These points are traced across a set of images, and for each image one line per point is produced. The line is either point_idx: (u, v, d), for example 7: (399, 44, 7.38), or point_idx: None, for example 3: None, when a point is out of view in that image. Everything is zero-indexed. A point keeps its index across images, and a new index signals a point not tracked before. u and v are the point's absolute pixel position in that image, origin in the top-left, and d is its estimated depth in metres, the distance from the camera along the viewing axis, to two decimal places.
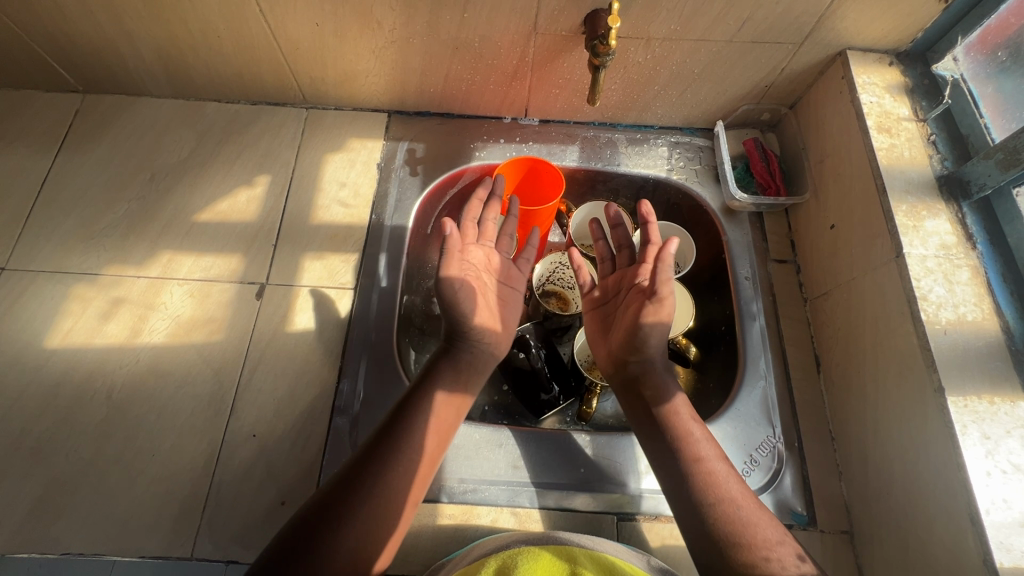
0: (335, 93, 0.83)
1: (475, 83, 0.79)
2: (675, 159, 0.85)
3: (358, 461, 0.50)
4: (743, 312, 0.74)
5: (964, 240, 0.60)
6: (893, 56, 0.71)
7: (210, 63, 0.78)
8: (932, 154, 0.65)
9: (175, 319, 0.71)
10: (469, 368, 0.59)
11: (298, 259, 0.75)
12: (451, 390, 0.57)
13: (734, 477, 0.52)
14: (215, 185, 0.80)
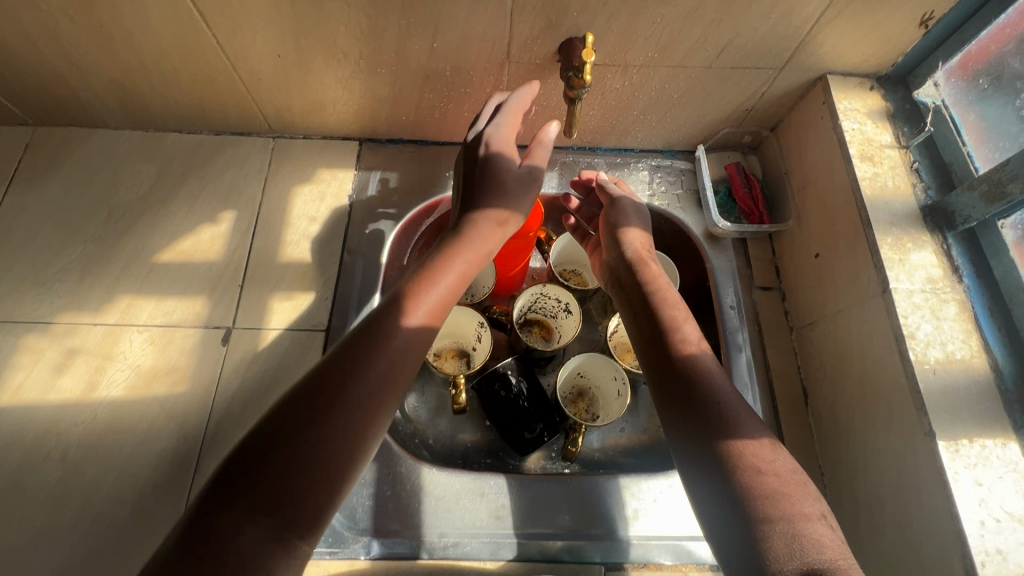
0: (302, 122, 0.79)
1: (449, 111, 0.76)
2: (656, 184, 0.83)
3: (280, 435, 0.41)
4: (729, 343, 0.72)
5: (951, 272, 0.58)
6: (874, 80, 0.70)
7: (168, 94, 0.74)
8: (916, 183, 0.63)
9: (135, 368, 0.67)
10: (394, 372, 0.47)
11: (267, 300, 0.72)
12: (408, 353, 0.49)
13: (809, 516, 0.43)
14: (177, 222, 0.76)
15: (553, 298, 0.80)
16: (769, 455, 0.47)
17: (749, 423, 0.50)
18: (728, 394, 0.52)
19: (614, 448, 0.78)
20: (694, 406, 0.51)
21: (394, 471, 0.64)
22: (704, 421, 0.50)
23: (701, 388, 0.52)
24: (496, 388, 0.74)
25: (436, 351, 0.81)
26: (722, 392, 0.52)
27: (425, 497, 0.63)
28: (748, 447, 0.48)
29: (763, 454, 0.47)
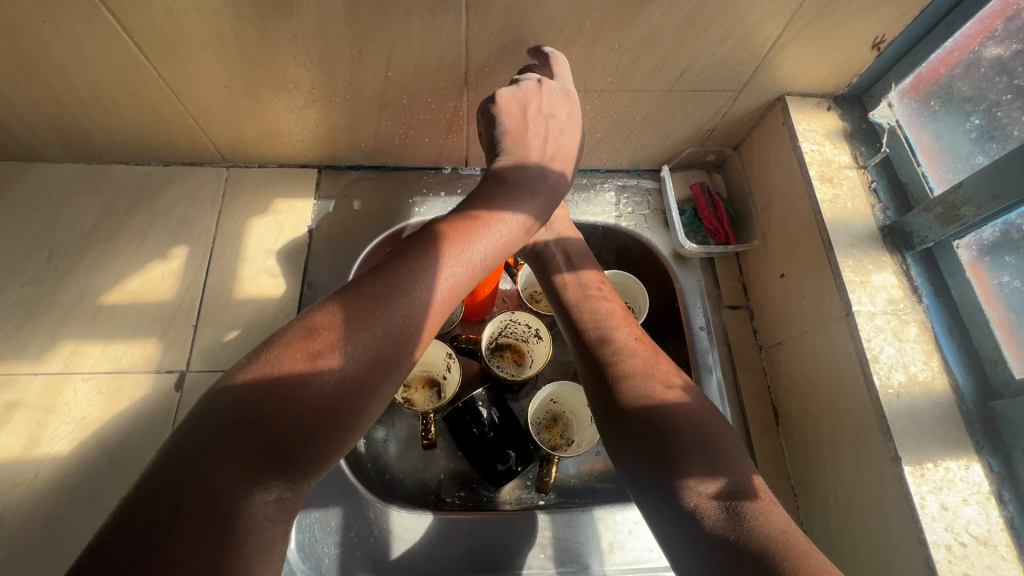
0: (257, 151, 0.76)
1: (409, 137, 0.74)
2: (623, 205, 0.82)
3: (215, 432, 0.35)
4: (699, 365, 0.71)
5: (911, 292, 0.59)
6: (831, 100, 0.71)
7: (110, 127, 0.70)
8: (874, 203, 0.64)
9: (80, 421, 0.63)
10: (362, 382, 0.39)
11: (222, 340, 0.69)
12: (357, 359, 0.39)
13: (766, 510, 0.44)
14: (124, 260, 0.72)
15: (523, 324, 0.78)
16: (720, 481, 0.45)
17: (701, 449, 0.47)
18: (674, 422, 0.49)
19: (591, 472, 0.76)
20: (639, 443, 0.49)
21: (361, 516, 0.62)
22: (654, 456, 0.48)
23: (646, 423, 0.50)
24: (466, 421, 0.72)
25: (405, 382, 0.77)
26: (672, 421, 0.49)
27: (395, 542, 0.61)
28: (697, 477, 0.45)
29: (714, 483, 0.45)
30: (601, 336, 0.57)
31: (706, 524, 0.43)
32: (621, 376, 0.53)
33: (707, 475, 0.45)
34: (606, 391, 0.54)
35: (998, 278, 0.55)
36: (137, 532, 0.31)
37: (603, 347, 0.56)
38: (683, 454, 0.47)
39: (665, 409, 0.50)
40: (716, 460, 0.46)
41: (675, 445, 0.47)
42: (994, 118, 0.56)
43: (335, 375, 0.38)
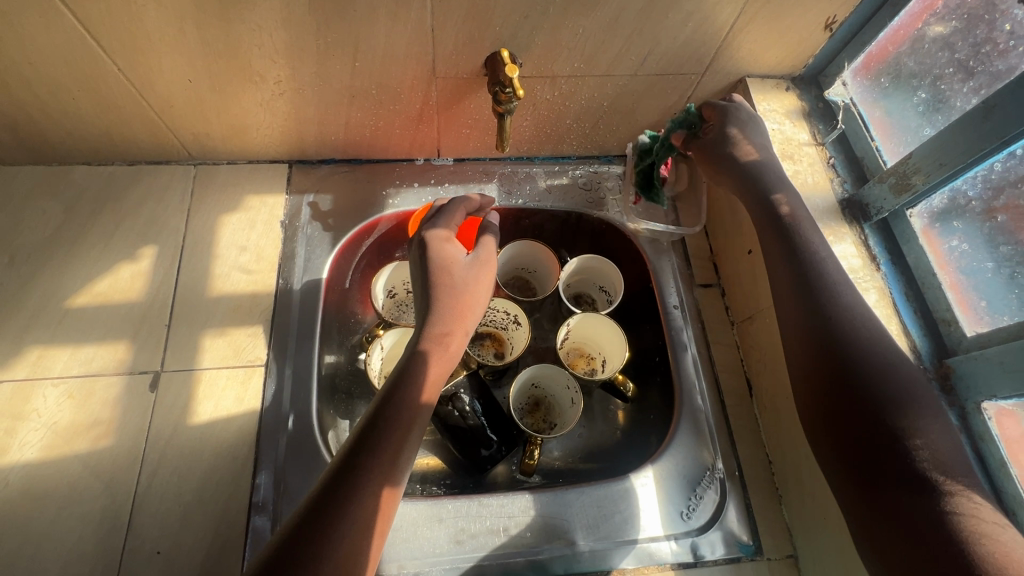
0: (225, 147, 0.75)
1: (380, 129, 0.74)
2: (595, 191, 0.83)
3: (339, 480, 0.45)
4: (674, 343, 0.74)
5: (869, 261, 0.62)
6: (789, 81, 0.73)
7: (70, 126, 0.68)
8: (833, 177, 0.67)
9: (51, 427, 0.62)
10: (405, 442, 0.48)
11: (196, 339, 0.68)
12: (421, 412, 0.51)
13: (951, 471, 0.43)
14: (90, 263, 0.70)
15: (502, 311, 0.79)
16: (948, 446, 0.44)
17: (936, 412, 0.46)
18: (875, 387, 0.47)
19: (575, 455, 0.77)
20: (843, 394, 0.48)
21: None
22: (851, 413, 0.47)
23: (856, 378, 0.48)
24: (448, 410, 0.71)
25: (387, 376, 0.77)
26: (878, 369, 0.48)
27: None
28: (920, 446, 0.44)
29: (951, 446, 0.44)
30: (825, 279, 0.54)
31: (905, 488, 0.43)
32: (836, 325, 0.51)
33: (915, 439, 0.44)
34: (807, 339, 0.52)
35: (949, 243, 0.58)
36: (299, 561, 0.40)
37: (826, 293, 0.53)
38: (896, 420, 0.45)
39: (869, 379, 0.47)
40: (937, 425, 0.45)
41: (892, 408, 0.46)
42: (939, 91, 0.59)
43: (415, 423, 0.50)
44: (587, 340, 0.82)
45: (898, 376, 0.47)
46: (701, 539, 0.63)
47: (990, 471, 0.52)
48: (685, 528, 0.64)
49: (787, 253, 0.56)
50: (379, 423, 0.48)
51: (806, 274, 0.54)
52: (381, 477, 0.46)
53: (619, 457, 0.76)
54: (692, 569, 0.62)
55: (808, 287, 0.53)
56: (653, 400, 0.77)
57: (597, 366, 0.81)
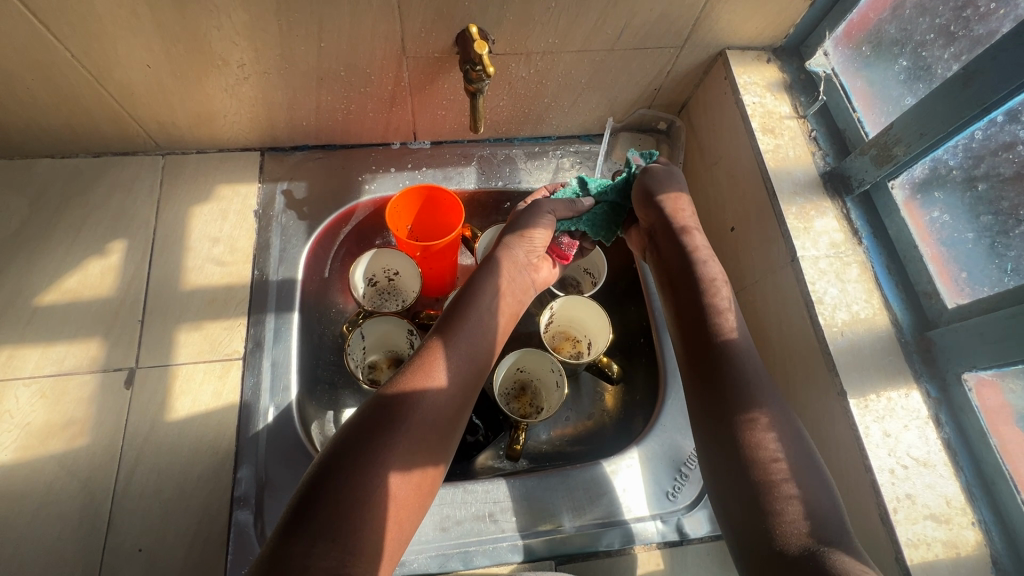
0: (192, 136, 0.73)
1: (352, 113, 0.72)
2: (576, 171, 0.82)
3: (342, 469, 0.44)
4: (658, 322, 0.74)
5: (851, 235, 0.61)
6: (770, 53, 0.71)
7: (27, 117, 0.66)
8: (815, 150, 0.65)
9: (25, 427, 0.60)
10: (436, 428, 0.50)
11: (171, 334, 0.66)
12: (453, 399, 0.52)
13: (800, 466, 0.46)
14: (58, 259, 0.68)
15: None
16: (796, 454, 0.47)
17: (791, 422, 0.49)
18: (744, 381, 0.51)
19: (562, 438, 0.77)
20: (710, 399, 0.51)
21: None
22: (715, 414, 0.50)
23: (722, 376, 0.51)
24: None
25: (370, 363, 0.76)
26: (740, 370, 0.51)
27: None
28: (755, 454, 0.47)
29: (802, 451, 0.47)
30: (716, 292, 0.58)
31: (757, 487, 0.45)
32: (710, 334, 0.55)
33: (761, 444, 0.47)
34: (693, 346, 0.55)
35: (930, 215, 0.57)
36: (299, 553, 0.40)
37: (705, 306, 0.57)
38: (753, 423, 0.48)
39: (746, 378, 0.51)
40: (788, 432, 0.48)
41: (749, 411, 0.49)
42: (921, 58, 0.58)
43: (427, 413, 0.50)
44: (573, 323, 0.81)
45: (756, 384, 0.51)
46: (687, 517, 0.64)
47: (969, 443, 0.52)
48: (671, 507, 0.64)
49: (679, 269, 0.60)
50: (388, 415, 0.48)
51: (692, 285, 0.58)
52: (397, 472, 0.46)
53: (605, 439, 0.76)
54: (679, 548, 0.63)
55: (693, 302, 0.58)
56: (638, 381, 0.77)
57: (583, 349, 0.80)
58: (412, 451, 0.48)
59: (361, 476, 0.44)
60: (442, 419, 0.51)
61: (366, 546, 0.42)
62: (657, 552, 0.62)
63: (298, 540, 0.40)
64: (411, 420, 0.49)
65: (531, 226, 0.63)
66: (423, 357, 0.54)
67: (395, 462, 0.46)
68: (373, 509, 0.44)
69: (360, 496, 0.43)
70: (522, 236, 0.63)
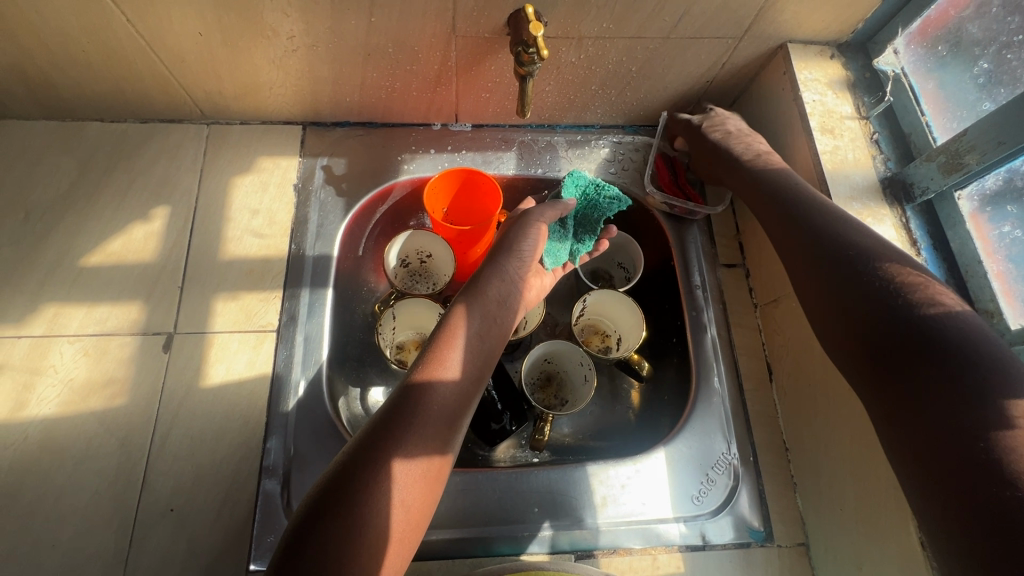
0: (237, 106, 0.73)
1: (396, 90, 0.71)
2: (618, 161, 0.80)
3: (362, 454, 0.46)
4: (694, 323, 0.72)
5: (910, 245, 0.58)
6: (834, 48, 0.68)
7: (79, 79, 0.67)
8: (876, 154, 0.62)
9: (68, 384, 0.62)
10: (454, 412, 0.51)
11: (209, 302, 0.67)
12: (445, 421, 0.50)
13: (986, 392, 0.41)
14: (103, 221, 0.70)
15: None
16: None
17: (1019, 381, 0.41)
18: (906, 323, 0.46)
19: (586, 432, 0.76)
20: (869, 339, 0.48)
21: None
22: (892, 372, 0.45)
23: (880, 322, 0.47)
24: None
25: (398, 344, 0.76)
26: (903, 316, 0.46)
27: None
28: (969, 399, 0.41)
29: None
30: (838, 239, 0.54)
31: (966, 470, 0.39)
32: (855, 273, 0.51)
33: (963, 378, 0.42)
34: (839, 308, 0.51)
35: (999, 229, 0.54)
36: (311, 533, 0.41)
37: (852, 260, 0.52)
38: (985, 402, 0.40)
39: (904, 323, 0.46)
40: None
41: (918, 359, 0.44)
42: (1004, 62, 0.54)
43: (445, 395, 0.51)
44: (604, 317, 0.80)
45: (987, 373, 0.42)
46: (711, 522, 0.63)
47: None
48: (696, 511, 0.63)
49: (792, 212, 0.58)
50: (408, 401, 0.49)
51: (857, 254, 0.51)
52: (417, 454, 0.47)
53: (630, 437, 0.75)
54: (700, 553, 0.61)
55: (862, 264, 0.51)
56: (668, 381, 0.75)
57: (612, 344, 0.78)
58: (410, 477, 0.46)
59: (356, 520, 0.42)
60: (459, 403, 0.52)
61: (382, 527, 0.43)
62: (678, 555, 0.61)
63: (318, 521, 0.42)
64: (427, 405, 0.50)
65: (520, 240, 0.63)
66: (417, 373, 0.52)
67: (416, 450, 0.47)
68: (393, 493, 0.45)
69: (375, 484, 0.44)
70: (509, 251, 0.62)
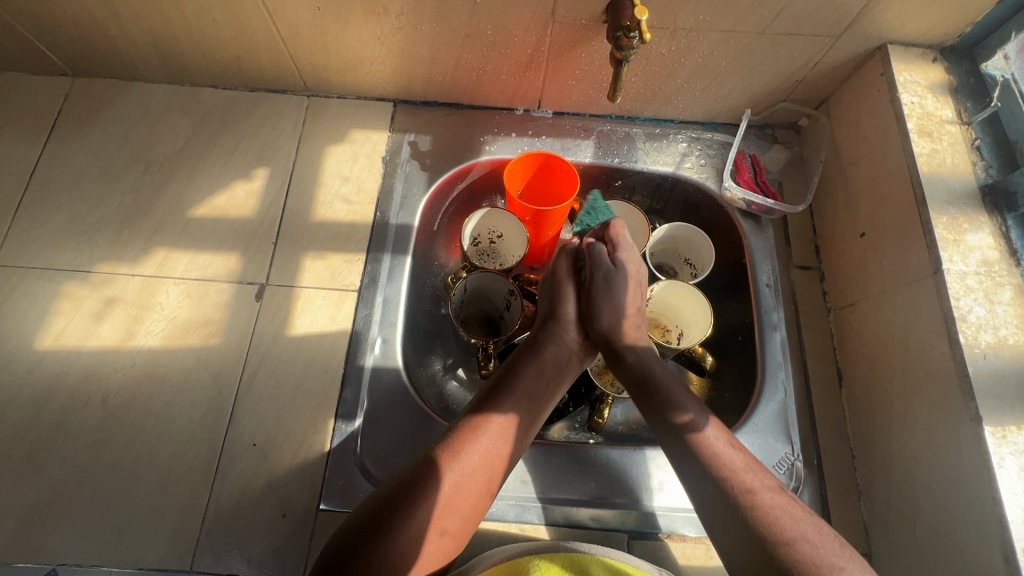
0: (338, 80, 0.78)
1: (486, 73, 0.75)
2: (695, 156, 0.80)
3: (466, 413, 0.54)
4: (764, 322, 0.71)
5: (1008, 256, 0.56)
6: (937, 52, 0.66)
7: (204, 46, 0.73)
8: (976, 160, 0.61)
9: (171, 321, 0.68)
10: (540, 390, 0.57)
11: (299, 258, 0.72)
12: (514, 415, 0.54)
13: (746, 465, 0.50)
14: (211, 178, 0.76)
15: None
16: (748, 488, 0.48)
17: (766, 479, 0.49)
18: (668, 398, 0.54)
19: (639, 422, 0.76)
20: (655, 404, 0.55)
21: (421, 430, 0.64)
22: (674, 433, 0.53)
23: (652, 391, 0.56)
24: None
25: (464, 318, 0.78)
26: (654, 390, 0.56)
27: None
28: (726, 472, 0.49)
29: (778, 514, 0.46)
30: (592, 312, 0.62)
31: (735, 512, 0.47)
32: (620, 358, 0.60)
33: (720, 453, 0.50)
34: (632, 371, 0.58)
35: None
36: (411, 471, 0.49)
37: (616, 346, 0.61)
38: (732, 497, 0.48)
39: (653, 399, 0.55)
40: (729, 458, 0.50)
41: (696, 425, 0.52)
42: None
43: (534, 372, 0.58)
44: (665, 311, 0.79)
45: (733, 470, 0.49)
46: None
47: None
48: None
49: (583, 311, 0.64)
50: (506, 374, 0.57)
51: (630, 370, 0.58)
52: (509, 417, 0.54)
53: None
54: None
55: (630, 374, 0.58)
56: (728, 377, 0.74)
57: (673, 339, 0.78)
58: (482, 455, 0.50)
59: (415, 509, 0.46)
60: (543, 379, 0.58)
61: (467, 468, 0.49)
62: None
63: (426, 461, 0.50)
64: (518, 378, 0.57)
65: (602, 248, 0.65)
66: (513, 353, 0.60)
67: (504, 411, 0.54)
68: (483, 445, 0.51)
69: (469, 431, 0.51)
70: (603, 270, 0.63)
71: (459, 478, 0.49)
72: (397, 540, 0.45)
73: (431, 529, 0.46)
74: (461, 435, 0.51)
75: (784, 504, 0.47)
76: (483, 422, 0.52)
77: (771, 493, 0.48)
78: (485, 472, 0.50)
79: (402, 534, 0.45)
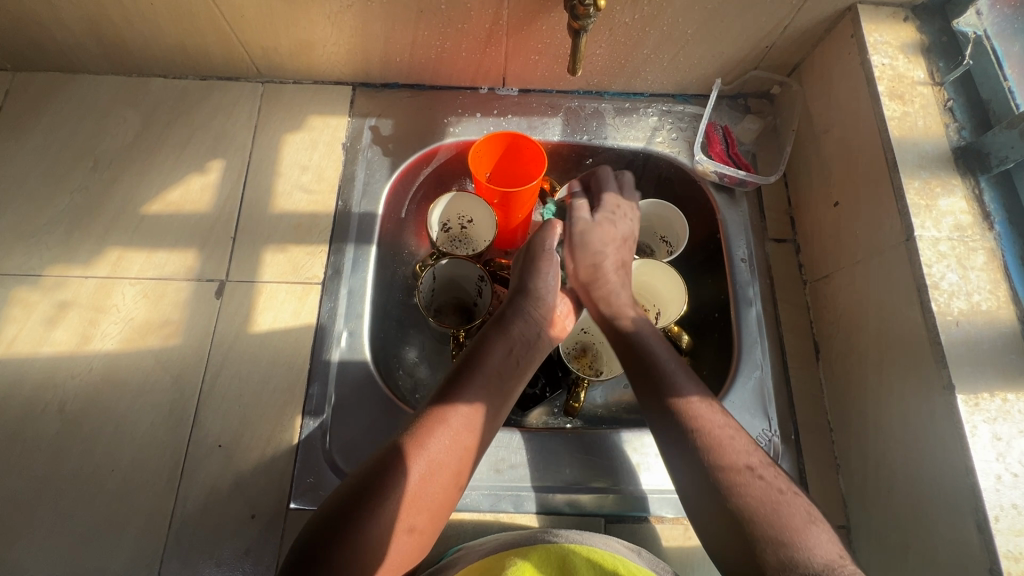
0: (291, 65, 0.75)
1: (445, 51, 0.71)
2: (666, 130, 0.77)
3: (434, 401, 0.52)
4: (739, 297, 0.69)
5: (981, 219, 0.55)
6: (908, 10, 0.64)
7: (146, 33, 0.69)
8: (948, 122, 0.59)
9: (128, 323, 0.66)
10: (506, 375, 0.56)
11: (259, 253, 0.70)
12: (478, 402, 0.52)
13: (742, 444, 0.49)
14: (164, 172, 0.73)
15: None
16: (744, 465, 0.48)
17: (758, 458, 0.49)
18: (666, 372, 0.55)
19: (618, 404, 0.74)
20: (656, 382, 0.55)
21: (391, 422, 0.62)
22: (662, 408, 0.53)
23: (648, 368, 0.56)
24: None
25: (437, 306, 0.76)
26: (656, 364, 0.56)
27: None
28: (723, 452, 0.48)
29: (769, 491, 0.46)
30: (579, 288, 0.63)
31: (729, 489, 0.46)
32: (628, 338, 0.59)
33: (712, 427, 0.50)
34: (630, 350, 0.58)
35: None
36: (383, 462, 0.47)
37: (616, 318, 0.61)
38: (725, 473, 0.47)
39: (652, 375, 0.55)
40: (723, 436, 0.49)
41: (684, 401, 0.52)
42: None
43: (499, 355, 0.56)
44: (642, 291, 0.77)
45: (728, 448, 0.48)
46: None
47: None
48: None
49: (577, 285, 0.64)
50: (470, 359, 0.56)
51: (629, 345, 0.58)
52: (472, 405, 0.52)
53: None
54: None
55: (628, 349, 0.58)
56: (705, 355, 0.73)
57: (651, 319, 0.76)
58: (445, 447, 0.49)
59: (376, 506, 0.44)
60: (510, 363, 0.56)
61: (431, 459, 0.48)
62: None
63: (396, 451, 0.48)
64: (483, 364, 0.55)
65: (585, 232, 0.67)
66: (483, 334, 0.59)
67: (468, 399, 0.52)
68: (447, 435, 0.49)
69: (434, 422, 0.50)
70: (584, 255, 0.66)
71: (425, 471, 0.47)
72: (362, 538, 0.43)
73: (397, 525, 0.45)
74: (429, 425, 0.50)
75: (766, 482, 0.46)
76: (446, 410, 0.51)
77: (759, 469, 0.48)
78: (450, 464, 0.49)
79: (366, 533, 0.43)
